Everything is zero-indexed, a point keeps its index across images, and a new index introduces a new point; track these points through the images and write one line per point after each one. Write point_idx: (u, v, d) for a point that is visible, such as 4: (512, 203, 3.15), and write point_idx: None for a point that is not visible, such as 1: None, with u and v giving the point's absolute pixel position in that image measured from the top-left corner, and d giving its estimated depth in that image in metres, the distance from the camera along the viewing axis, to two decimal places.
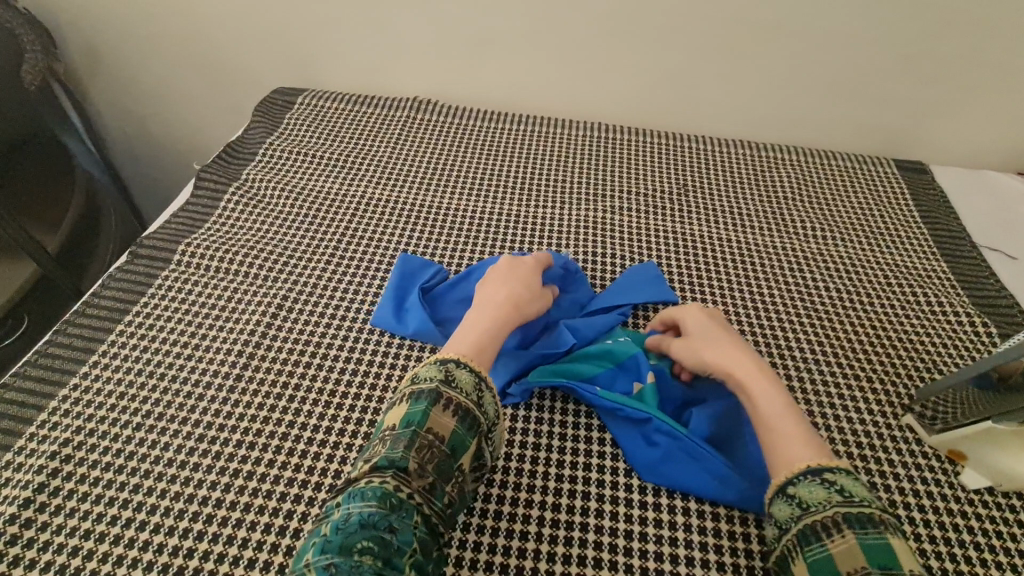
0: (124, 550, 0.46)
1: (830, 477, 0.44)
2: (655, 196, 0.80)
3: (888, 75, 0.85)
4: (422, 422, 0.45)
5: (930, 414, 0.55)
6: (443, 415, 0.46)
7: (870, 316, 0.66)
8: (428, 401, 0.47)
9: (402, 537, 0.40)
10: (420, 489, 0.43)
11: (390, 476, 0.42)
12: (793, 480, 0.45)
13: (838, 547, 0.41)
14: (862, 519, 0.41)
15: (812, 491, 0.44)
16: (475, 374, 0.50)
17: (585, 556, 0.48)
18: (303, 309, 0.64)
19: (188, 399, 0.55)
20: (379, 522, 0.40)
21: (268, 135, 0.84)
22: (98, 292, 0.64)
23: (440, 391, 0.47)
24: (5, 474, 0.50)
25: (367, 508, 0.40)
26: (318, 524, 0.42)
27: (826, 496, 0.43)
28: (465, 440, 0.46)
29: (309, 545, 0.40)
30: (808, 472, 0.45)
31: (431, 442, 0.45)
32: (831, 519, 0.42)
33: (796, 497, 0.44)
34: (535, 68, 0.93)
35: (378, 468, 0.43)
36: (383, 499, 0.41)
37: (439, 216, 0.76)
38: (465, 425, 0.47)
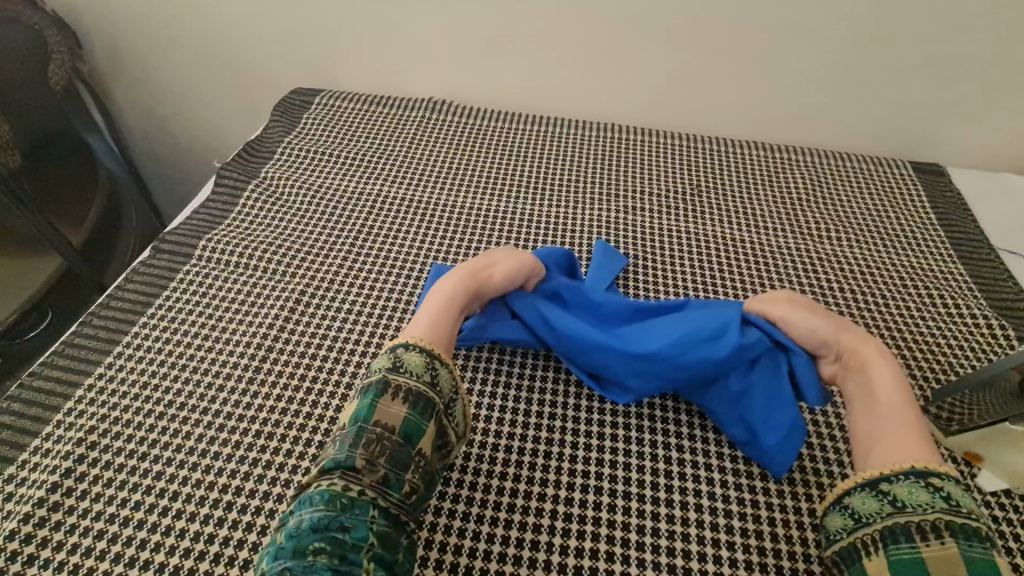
0: (146, 535, 0.47)
1: (938, 482, 0.42)
2: (670, 196, 0.81)
3: (904, 76, 0.85)
4: (369, 417, 0.45)
5: (946, 416, 0.54)
6: (394, 404, 0.46)
7: (886, 316, 0.65)
8: (376, 392, 0.46)
9: (356, 534, 0.40)
10: (373, 485, 0.42)
11: (338, 477, 0.42)
12: (891, 478, 0.44)
13: (932, 553, 0.39)
14: (968, 531, 0.40)
15: (912, 493, 0.42)
16: (424, 354, 0.49)
17: (598, 552, 0.49)
18: (320, 303, 0.65)
19: (208, 390, 0.57)
20: (331, 523, 0.40)
21: (286, 135, 0.85)
22: (122, 285, 0.65)
23: (389, 379, 0.47)
24: (33, 460, 0.51)
25: (317, 512, 0.40)
26: (276, 531, 0.42)
27: (929, 501, 0.41)
28: (420, 426, 0.46)
29: (263, 554, 0.40)
30: (912, 473, 0.43)
31: (381, 435, 0.44)
32: (931, 523, 0.40)
33: (889, 494, 0.43)
34: (548, 69, 0.93)
35: (325, 468, 0.43)
36: (331, 502, 0.41)
37: (454, 215, 0.77)
38: (417, 410, 0.46)
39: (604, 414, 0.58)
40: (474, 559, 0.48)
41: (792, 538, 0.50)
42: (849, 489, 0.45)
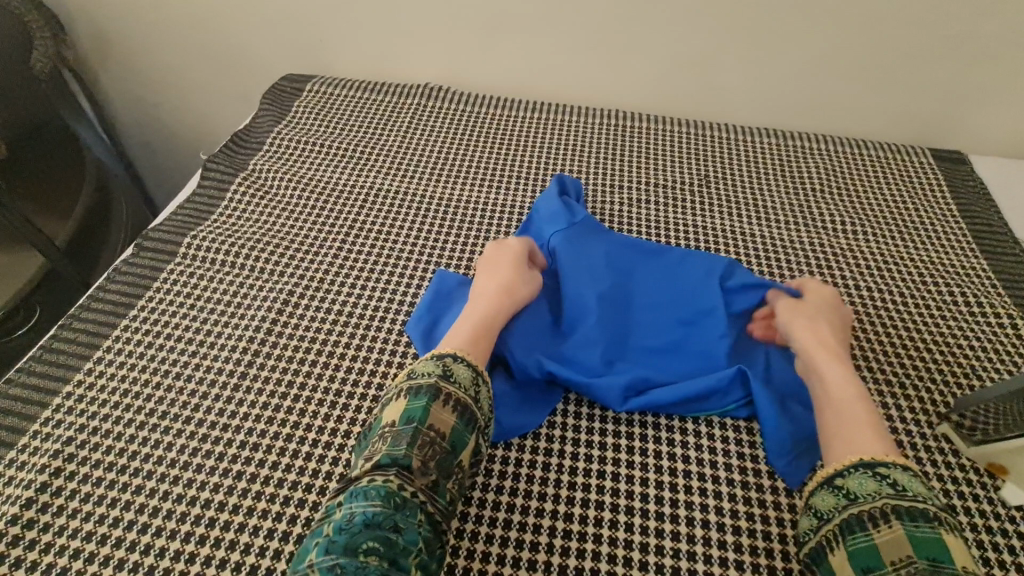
0: (125, 553, 0.45)
1: (883, 470, 0.43)
2: (676, 187, 0.77)
3: (926, 58, 0.80)
4: (423, 420, 0.45)
5: (968, 425, 0.51)
6: (443, 411, 0.46)
7: (905, 316, 0.62)
8: (428, 396, 0.46)
9: (408, 536, 0.40)
10: (423, 489, 0.42)
11: (394, 475, 0.42)
12: (843, 472, 0.44)
13: (882, 538, 0.40)
14: (912, 512, 0.41)
15: (861, 482, 0.43)
16: (471, 370, 0.49)
17: (598, 571, 0.46)
18: (309, 305, 0.62)
19: (192, 397, 0.54)
20: (384, 522, 0.40)
21: (276, 124, 0.82)
22: (104, 285, 0.63)
23: (439, 386, 0.47)
24: (9, 473, 0.49)
25: (372, 507, 0.40)
26: (321, 521, 0.42)
27: (877, 488, 0.42)
28: (465, 437, 0.46)
29: (312, 544, 0.40)
30: (862, 465, 0.44)
31: (432, 439, 0.44)
32: (879, 509, 0.41)
33: (843, 488, 0.44)
34: (549, 54, 0.89)
35: (381, 465, 0.43)
36: (387, 499, 0.41)
37: (450, 208, 0.73)
38: (463, 421, 0.46)
39: (607, 421, 0.56)
40: None
41: (803, 557, 0.47)
42: (809, 488, 0.46)
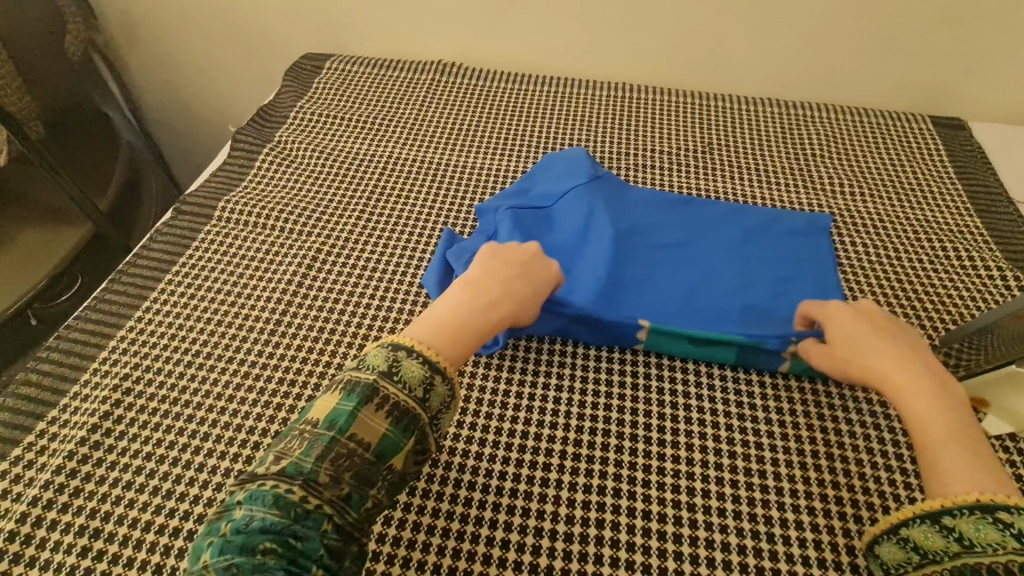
0: (181, 470, 0.50)
1: (1007, 517, 0.38)
2: (680, 154, 0.80)
3: (925, 26, 0.82)
4: (346, 426, 0.42)
5: (953, 362, 0.55)
6: (374, 417, 0.43)
7: (898, 269, 0.65)
8: (359, 398, 0.43)
9: (309, 544, 0.38)
10: (333, 500, 0.40)
11: (299, 485, 0.39)
12: (953, 512, 0.40)
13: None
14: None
15: (977, 528, 0.39)
16: (424, 368, 0.46)
17: (605, 488, 0.50)
18: (335, 262, 0.67)
19: (233, 341, 0.59)
20: (283, 529, 0.37)
21: (298, 99, 0.86)
22: (147, 244, 0.68)
23: (378, 386, 0.43)
24: (72, 404, 0.54)
25: (271, 515, 0.38)
26: (220, 514, 0.40)
27: (999, 539, 0.38)
28: (396, 443, 0.43)
29: (205, 543, 0.38)
30: (978, 507, 0.39)
31: (353, 450, 0.41)
32: (1001, 565, 0.37)
33: (955, 531, 0.39)
34: (561, 27, 0.92)
35: (287, 474, 0.40)
36: (287, 509, 0.38)
37: (465, 175, 0.77)
38: (400, 426, 0.43)
39: (614, 362, 0.59)
40: (487, 493, 0.50)
41: (793, 476, 0.51)
42: (909, 519, 0.42)
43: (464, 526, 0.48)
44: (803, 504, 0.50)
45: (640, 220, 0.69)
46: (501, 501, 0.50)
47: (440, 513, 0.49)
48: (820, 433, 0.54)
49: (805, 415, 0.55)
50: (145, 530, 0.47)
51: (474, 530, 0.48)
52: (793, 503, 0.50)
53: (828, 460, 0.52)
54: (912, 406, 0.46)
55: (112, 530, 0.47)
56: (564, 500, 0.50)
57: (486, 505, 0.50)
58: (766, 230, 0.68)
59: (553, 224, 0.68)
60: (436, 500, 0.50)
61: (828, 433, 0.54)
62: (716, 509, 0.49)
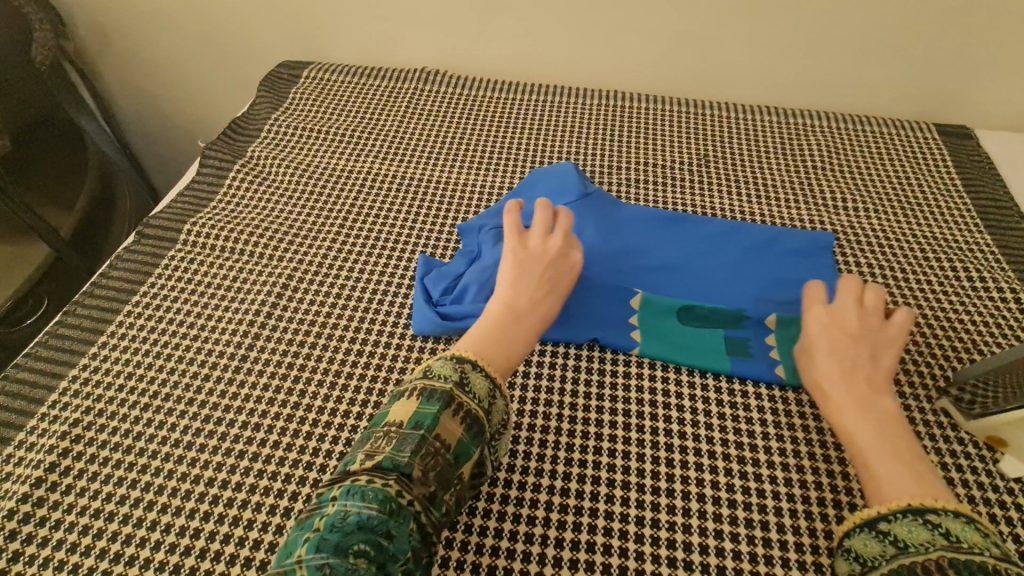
0: (133, 529, 0.46)
1: (935, 518, 0.38)
2: (675, 166, 0.76)
3: (929, 30, 0.79)
4: (431, 428, 0.41)
5: (968, 399, 0.51)
6: (453, 421, 0.42)
7: (905, 292, 0.62)
8: (440, 403, 0.43)
9: (398, 545, 0.36)
10: (420, 497, 0.39)
11: (394, 479, 0.39)
12: (888, 518, 0.40)
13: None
14: (970, 566, 0.35)
15: (910, 530, 0.38)
16: (489, 381, 0.46)
17: (593, 544, 0.46)
18: (307, 289, 0.62)
19: (194, 379, 0.55)
20: (378, 526, 0.36)
21: (273, 110, 0.82)
22: (106, 272, 0.63)
23: (453, 394, 0.43)
24: (18, 454, 0.50)
25: (367, 510, 0.37)
26: (311, 511, 0.39)
27: (928, 538, 0.37)
28: (469, 450, 0.42)
29: (302, 538, 0.36)
30: (910, 511, 0.39)
31: (437, 449, 0.41)
32: (933, 562, 0.36)
33: (890, 535, 0.39)
34: (551, 33, 0.88)
35: (381, 469, 0.39)
36: (384, 503, 0.37)
37: (448, 191, 0.73)
38: (470, 434, 0.43)
39: (604, 399, 0.55)
40: (465, 552, 0.46)
41: (799, 529, 0.47)
42: (852, 530, 0.42)
43: None
44: (809, 559, 0.45)
45: (632, 239, 0.65)
46: (480, 561, 0.46)
47: None
48: (827, 479, 0.49)
49: (810, 458, 0.51)
50: None
51: None
52: (798, 558, 0.45)
53: (835, 510, 0.48)
54: (849, 417, 0.47)
55: None
56: (549, 558, 0.46)
57: (464, 564, 0.45)
58: (765, 248, 0.64)
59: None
60: None
61: (835, 479, 0.49)
62: (714, 567, 0.45)
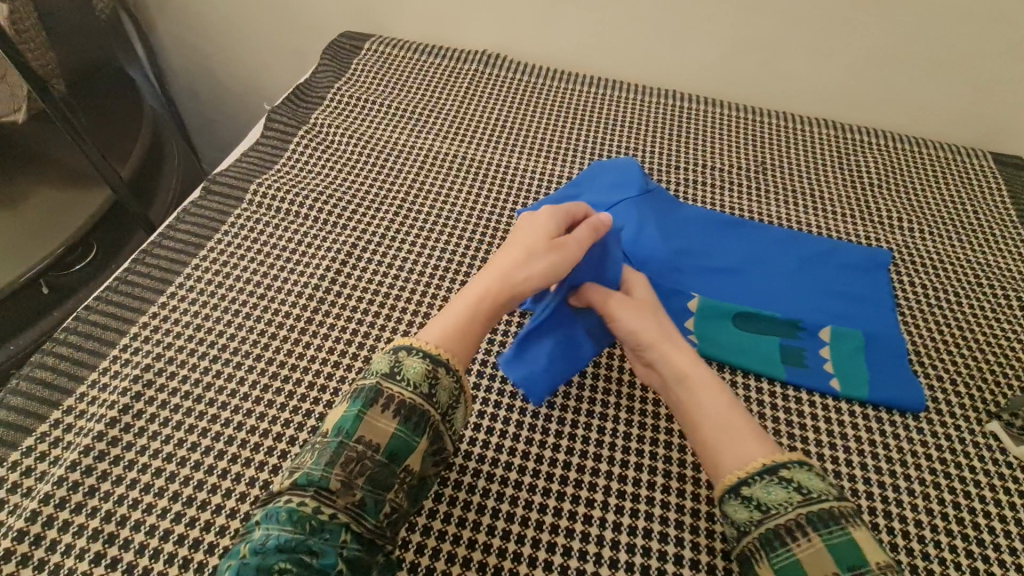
0: (202, 475, 0.48)
1: (787, 473, 0.42)
2: (732, 171, 0.77)
3: (998, 58, 0.78)
4: (353, 430, 0.42)
5: (1019, 423, 0.52)
6: (381, 419, 0.43)
7: (957, 315, 0.62)
8: (363, 403, 0.43)
9: (324, 560, 0.37)
10: (347, 507, 0.40)
11: (311, 497, 0.39)
12: (747, 481, 0.43)
13: (805, 553, 0.39)
14: (824, 517, 0.40)
15: (769, 491, 0.42)
16: (426, 360, 0.45)
17: (650, 531, 0.49)
18: (370, 259, 0.63)
19: (261, 337, 0.56)
20: (298, 546, 0.37)
21: (335, 80, 0.82)
22: (173, 225, 0.64)
23: (381, 387, 0.44)
24: (91, 393, 0.51)
25: (285, 532, 0.38)
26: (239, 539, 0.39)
27: (786, 497, 0.41)
28: (409, 443, 0.43)
29: (225, 567, 0.37)
30: (766, 471, 0.43)
31: (362, 455, 0.41)
32: (795, 521, 0.40)
33: (753, 499, 0.42)
34: (613, 27, 0.88)
35: (299, 485, 0.40)
36: (299, 523, 0.38)
37: (508, 175, 0.74)
38: (408, 426, 0.43)
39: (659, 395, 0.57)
40: (525, 527, 0.48)
41: None
42: (721, 498, 0.44)
43: (501, 561, 0.47)
44: None
45: (690, 239, 0.65)
46: (538, 536, 0.48)
47: (477, 544, 0.47)
48: (877, 487, 0.49)
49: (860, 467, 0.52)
50: (162, 539, 0.44)
51: (512, 566, 0.46)
52: None
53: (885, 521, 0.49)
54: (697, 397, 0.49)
55: (128, 536, 0.44)
56: (608, 541, 0.48)
57: (525, 539, 0.48)
58: (822, 259, 0.65)
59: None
60: (472, 531, 0.48)
61: (886, 489, 0.50)
62: None
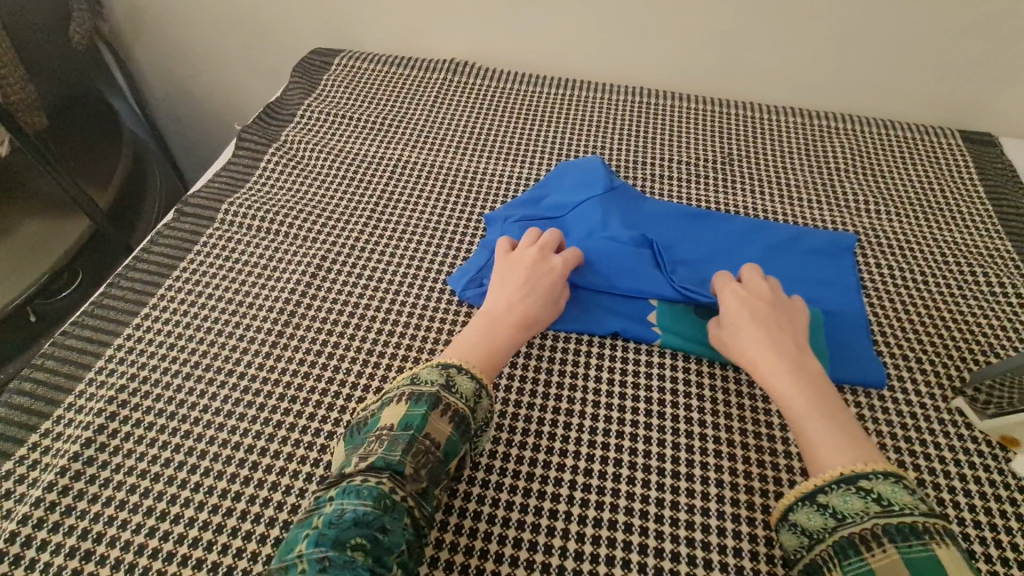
0: (177, 490, 0.49)
1: (867, 484, 0.41)
2: (699, 164, 0.78)
3: (958, 37, 0.79)
4: (421, 427, 0.44)
5: (983, 399, 0.53)
6: (441, 421, 0.45)
7: (924, 294, 0.63)
8: (427, 404, 0.45)
9: (393, 538, 0.39)
10: (413, 493, 0.42)
11: (387, 478, 0.41)
12: (824, 489, 0.42)
13: (880, 563, 0.38)
14: (904, 531, 0.38)
15: (845, 500, 0.41)
16: (475, 382, 0.48)
17: (616, 522, 0.48)
18: (340, 271, 0.64)
19: (233, 352, 0.57)
20: (373, 521, 0.39)
21: (306, 96, 0.84)
22: (146, 248, 0.66)
23: (440, 395, 0.46)
24: (67, 416, 0.53)
25: (363, 506, 0.39)
26: (309, 513, 0.41)
27: (863, 507, 0.40)
28: (457, 447, 0.45)
29: (301, 536, 0.39)
30: (844, 480, 0.42)
31: (427, 448, 0.44)
32: (870, 531, 0.39)
33: (829, 507, 0.41)
34: (577, 27, 0.89)
35: (374, 467, 0.42)
36: (378, 499, 0.40)
37: (476, 180, 0.75)
38: (459, 432, 0.46)
39: (626, 386, 0.56)
40: (492, 525, 0.48)
41: None
42: (793, 505, 0.44)
43: (468, 559, 0.46)
44: None
45: (654, 234, 0.66)
46: (507, 533, 0.47)
47: (444, 543, 0.47)
48: None
49: None
50: (138, 554, 0.45)
51: (479, 564, 0.46)
52: None
53: None
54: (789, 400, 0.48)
55: (104, 552, 0.45)
56: (572, 534, 0.47)
57: (492, 537, 0.47)
58: (787, 246, 0.65)
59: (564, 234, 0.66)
60: (439, 531, 0.47)
61: None
62: (732, 550, 0.47)
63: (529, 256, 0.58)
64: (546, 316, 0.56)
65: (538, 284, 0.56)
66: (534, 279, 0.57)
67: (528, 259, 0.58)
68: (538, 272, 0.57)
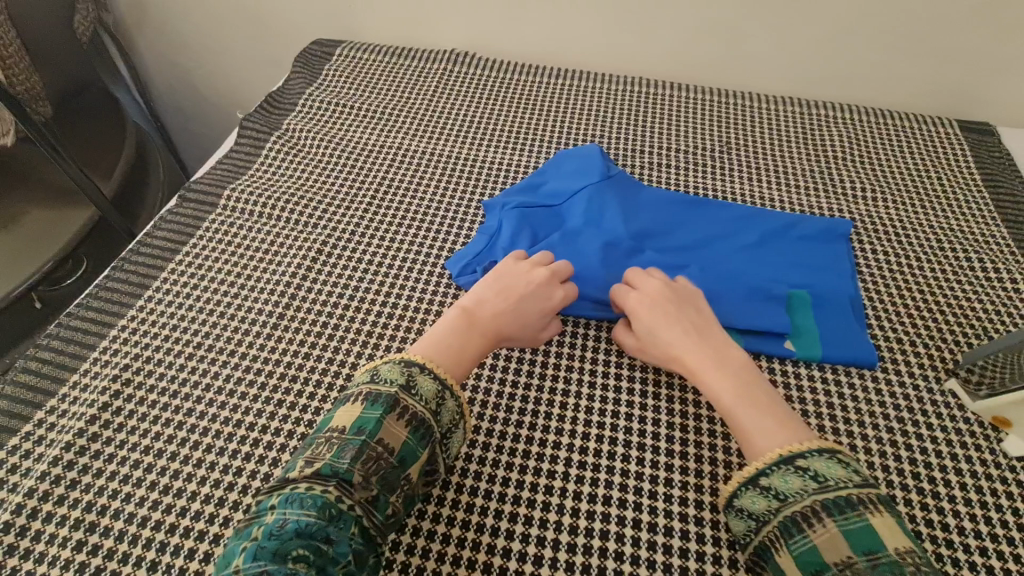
0: (179, 466, 0.50)
1: (803, 463, 0.43)
2: (696, 152, 0.78)
3: (957, 26, 0.79)
4: (374, 432, 0.44)
5: (975, 381, 0.53)
6: (397, 425, 0.45)
7: (918, 279, 0.63)
8: (384, 407, 0.45)
9: (338, 548, 0.39)
10: (362, 502, 0.41)
11: (333, 486, 0.41)
12: (767, 471, 0.43)
13: (821, 539, 0.39)
14: (841, 504, 0.40)
15: (787, 480, 0.42)
16: (437, 382, 0.48)
17: (606, 497, 0.49)
18: (341, 256, 0.65)
19: (234, 334, 0.58)
20: (316, 532, 0.38)
21: (306, 86, 0.85)
22: (150, 232, 0.67)
23: (398, 397, 0.46)
24: (71, 394, 0.54)
25: (306, 517, 0.39)
26: (250, 523, 0.40)
27: (802, 485, 0.42)
28: (416, 451, 0.45)
29: (238, 549, 0.38)
30: (782, 461, 0.43)
31: (380, 454, 0.43)
32: (810, 508, 0.40)
33: (770, 488, 0.43)
34: (575, 19, 0.90)
35: (321, 475, 0.41)
36: (322, 510, 0.39)
37: (476, 168, 0.76)
38: (417, 436, 0.45)
39: (621, 369, 0.58)
40: (488, 500, 0.49)
41: None
42: (737, 489, 0.45)
43: (464, 533, 0.48)
44: None
45: (651, 221, 0.67)
46: (504, 508, 0.49)
47: (441, 517, 0.48)
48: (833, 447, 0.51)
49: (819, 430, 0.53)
50: (141, 526, 0.46)
51: (475, 536, 0.47)
52: None
53: None
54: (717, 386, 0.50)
55: (109, 524, 0.46)
56: (568, 510, 0.49)
57: (488, 512, 0.49)
58: (782, 234, 0.66)
59: (561, 223, 0.67)
60: (438, 505, 0.49)
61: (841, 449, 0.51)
62: (725, 525, 0.48)
63: (536, 274, 0.57)
64: (518, 337, 0.56)
65: (529, 306, 0.56)
66: (527, 297, 0.56)
67: (534, 277, 0.57)
68: (535, 293, 0.56)
